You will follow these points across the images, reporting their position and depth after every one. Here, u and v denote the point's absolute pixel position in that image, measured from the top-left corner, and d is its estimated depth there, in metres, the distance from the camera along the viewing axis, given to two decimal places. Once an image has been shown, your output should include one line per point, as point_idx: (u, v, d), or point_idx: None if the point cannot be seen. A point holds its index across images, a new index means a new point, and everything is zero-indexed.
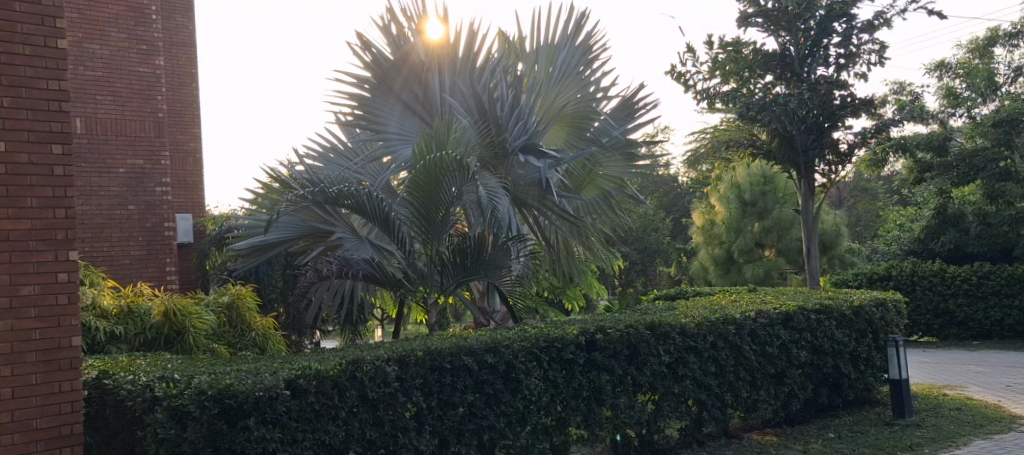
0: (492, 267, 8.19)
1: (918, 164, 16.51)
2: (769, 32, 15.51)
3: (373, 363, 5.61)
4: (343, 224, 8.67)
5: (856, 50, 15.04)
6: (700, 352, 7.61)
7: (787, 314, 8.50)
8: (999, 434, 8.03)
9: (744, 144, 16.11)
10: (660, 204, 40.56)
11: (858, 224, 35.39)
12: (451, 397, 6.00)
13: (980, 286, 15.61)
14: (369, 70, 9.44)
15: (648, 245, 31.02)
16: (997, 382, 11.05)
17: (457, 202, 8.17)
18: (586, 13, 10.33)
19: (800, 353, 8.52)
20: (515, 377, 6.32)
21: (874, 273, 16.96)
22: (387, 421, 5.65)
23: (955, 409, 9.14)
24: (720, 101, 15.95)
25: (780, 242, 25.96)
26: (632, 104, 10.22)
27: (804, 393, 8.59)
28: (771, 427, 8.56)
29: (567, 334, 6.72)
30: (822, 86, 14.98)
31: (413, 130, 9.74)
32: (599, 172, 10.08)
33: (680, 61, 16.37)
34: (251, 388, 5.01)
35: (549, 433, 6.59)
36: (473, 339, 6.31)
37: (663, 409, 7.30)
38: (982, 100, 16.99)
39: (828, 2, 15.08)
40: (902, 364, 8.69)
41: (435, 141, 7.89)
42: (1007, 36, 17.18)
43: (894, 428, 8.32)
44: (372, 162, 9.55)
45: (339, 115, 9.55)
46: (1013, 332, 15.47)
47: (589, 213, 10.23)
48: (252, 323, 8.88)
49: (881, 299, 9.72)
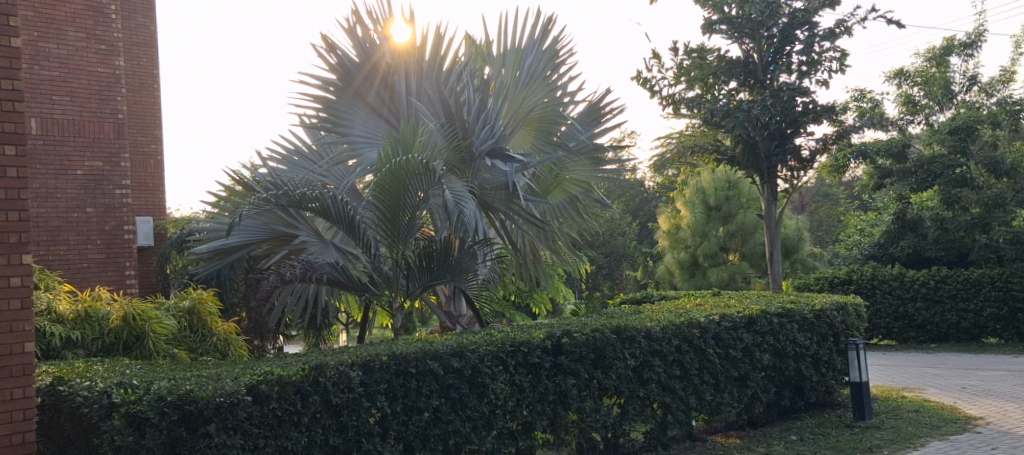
0: (458, 271, 8.23)
1: (877, 170, 16.89)
2: (733, 39, 15.68)
3: (337, 368, 5.55)
4: (307, 227, 8.59)
5: (818, 57, 15.26)
6: (665, 356, 7.66)
7: (750, 317, 8.59)
8: (955, 435, 8.20)
9: (709, 150, 16.31)
10: (626, 207, 40.78)
11: (819, 228, 35.95)
12: (416, 402, 5.96)
13: (937, 290, 15.92)
14: (333, 72, 9.33)
15: (615, 249, 31.14)
16: (953, 384, 11.28)
17: (423, 206, 8.16)
18: (553, 18, 10.35)
19: (763, 355, 8.62)
20: (481, 381, 6.30)
21: (835, 278, 17.21)
22: (350, 427, 5.59)
23: (913, 410, 9.30)
24: (685, 107, 16.08)
25: (744, 247, 26.26)
26: (599, 109, 10.25)
27: (767, 395, 8.68)
28: (734, 430, 8.63)
29: (534, 338, 6.71)
30: (785, 93, 15.17)
31: (379, 133, 9.67)
32: (566, 176, 10.11)
33: (646, 67, 16.47)
34: (211, 394, 4.93)
35: (514, 437, 6.59)
36: (439, 343, 6.27)
37: (628, 412, 7.35)
38: (939, 108, 17.38)
39: (791, 10, 15.28)
40: (863, 366, 8.82)
41: (401, 145, 7.86)
42: (963, 46, 17.57)
43: (854, 430, 8.44)
44: (337, 165, 9.45)
45: (303, 118, 9.43)
46: (969, 335, 15.81)
47: (556, 217, 10.24)
48: (213, 328, 8.73)
49: (842, 303, 9.89)
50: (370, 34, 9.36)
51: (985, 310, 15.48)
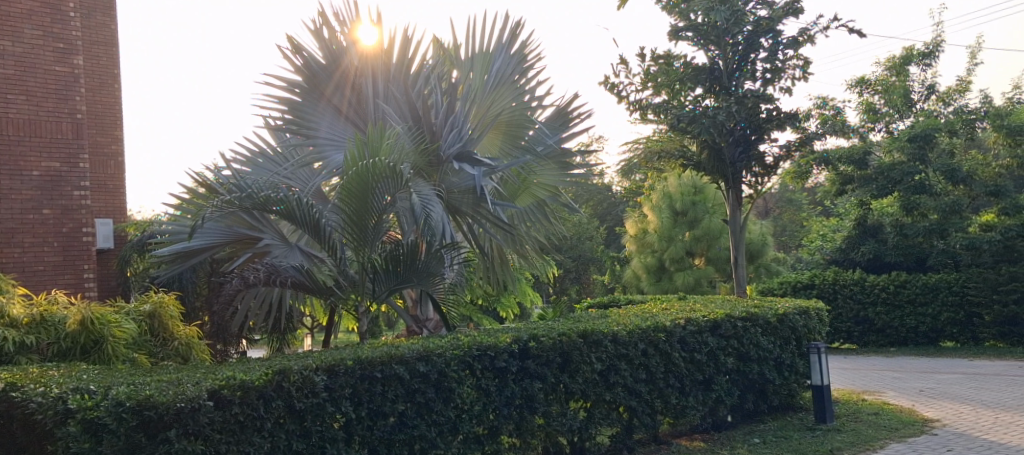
0: (424, 275, 8.19)
1: (840, 177, 17.22)
2: (699, 46, 15.85)
3: (300, 372, 5.50)
4: (270, 230, 8.46)
5: (782, 65, 15.48)
6: (631, 359, 7.71)
7: (714, 321, 8.69)
8: (912, 437, 8.36)
9: (676, 155, 16.46)
10: (594, 212, 41.03)
11: (783, 234, 36.39)
12: (382, 406, 5.92)
13: (897, 295, 16.21)
14: (299, 73, 9.27)
15: (583, 253, 31.27)
16: (911, 387, 11.49)
17: (389, 209, 8.14)
18: (521, 23, 10.37)
19: (727, 359, 8.70)
20: (448, 385, 6.29)
21: (798, 282, 17.48)
22: (314, 432, 5.54)
23: (873, 413, 9.46)
24: (652, 112, 16.19)
25: (710, 251, 26.48)
26: (566, 113, 10.29)
27: (731, 398, 8.77)
28: (699, 433, 8.68)
29: (501, 342, 6.70)
30: (749, 100, 15.36)
31: (345, 136, 9.61)
32: (534, 180, 10.09)
33: (613, 72, 16.57)
34: (172, 399, 4.87)
35: (480, 441, 6.58)
36: (405, 347, 6.24)
37: (594, 416, 7.37)
38: (899, 116, 17.76)
39: (755, 18, 15.46)
40: (824, 370, 8.96)
41: (368, 147, 7.82)
42: (922, 55, 17.92)
43: (816, 433, 8.56)
44: (302, 167, 9.37)
45: (268, 119, 9.34)
46: (927, 339, 16.10)
47: (524, 221, 10.23)
48: (174, 332, 8.58)
49: (804, 308, 10.03)
50: (337, 35, 9.29)
51: (942, 315, 15.76)
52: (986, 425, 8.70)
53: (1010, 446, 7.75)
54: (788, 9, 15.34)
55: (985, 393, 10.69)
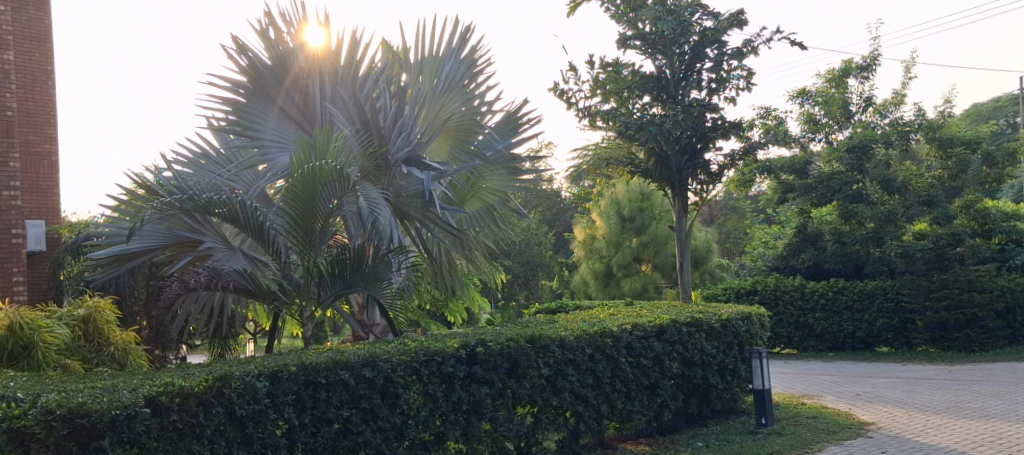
0: (371, 279, 8.16)
1: (781, 185, 17.66)
2: (647, 54, 16.05)
3: (242, 379, 5.43)
4: (212, 232, 8.28)
5: (726, 75, 15.78)
6: (578, 364, 7.76)
7: (660, 327, 8.80)
8: (849, 440, 8.57)
9: (623, 163, 16.62)
10: (543, 217, 41.20)
11: (728, 240, 37.02)
12: (326, 412, 5.85)
13: (835, 301, 16.65)
14: (244, 74, 9.09)
15: (531, 258, 31.33)
16: (849, 391, 11.79)
17: (336, 213, 8.08)
18: (471, 27, 10.37)
19: (672, 364, 8.82)
20: (393, 390, 6.25)
21: (740, 288, 17.87)
22: (256, 439, 5.45)
23: (812, 417, 9.68)
24: (600, 119, 16.33)
25: (656, 257, 26.79)
26: (516, 119, 10.30)
27: (676, 402, 8.89)
28: (644, 437, 8.78)
29: (448, 347, 6.70)
30: (695, 109, 15.64)
31: (290, 138, 9.45)
32: (482, 185, 10.07)
33: (562, 79, 16.67)
34: (106, 406, 4.78)
35: (427, 447, 6.54)
36: (350, 353, 6.19)
37: (541, 421, 7.38)
38: (838, 127, 18.22)
39: (701, 29, 15.75)
40: (765, 374, 9.13)
41: (314, 150, 7.75)
42: (860, 68, 18.45)
43: (757, 436, 8.73)
44: (246, 169, 9.19)
45: (211, 120, 9.14)
46: (863, 344, 16.56)
47: (473, 226, 10.24)
48: (110, 336, 8.35)
49: (746, 313, 10.22)
50: (283, 36, 9.15)
51: (878, 320, 16.19)
52: (918, 428, 8.98)
53: (939, 448, 8.02)
54: (733, 20, 15.65)
55: (917, 397, 11.03)
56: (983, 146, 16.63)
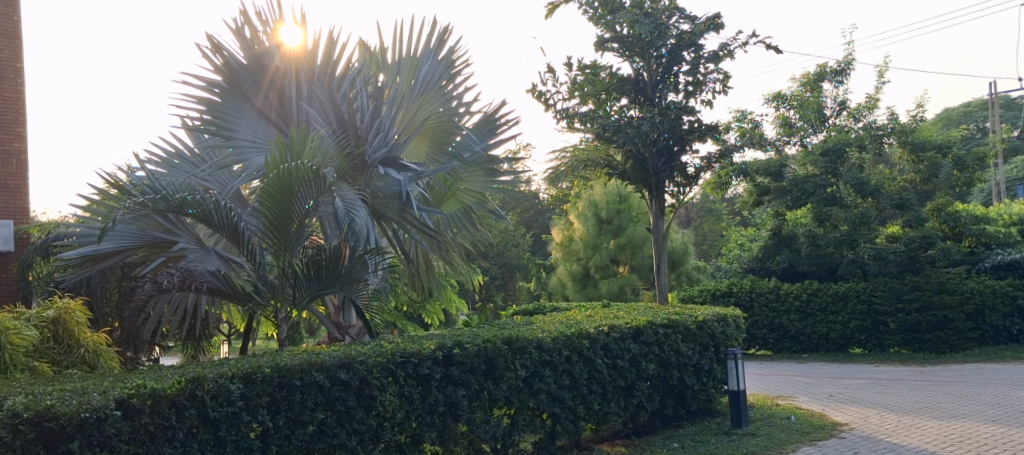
0: (348, 280, 8.10)
1: (757, 188, 17.80)
2: (624, 57, 16.13)
3: (215, 381, 5.37)
4: (186, 233, 8.20)
5: (703, 78, 15.88)
6: (555, 366, 7.76)
7: (637, 328, 8.83)
8: (822, 440, 8.65)
9: (601, 165, 16.66)
10: (520, 219, 41.17)
11: (704, 243, 37.22)
12: (300, 414, 5.80)
13: (810, 303, 16.81)
14: (219, 73, 9.00)
15: (509, 260, 31.28)
16: (822, 392, 11.90)
17: (312, 214, 8.04)
18: (449, 28, 10.35)
19: (649, 366, 8.85)
20: (369, 392, 6.21)
21: (716, 290, 18.00)
22: (229, 441, 5.39)
23: (785, 417, 9.76)
24: (578, 121, 16.37)
25: (634, 259, 26.88)
26: (494, 119, 10.28)
27: (652, 403, 8.92)
28: (620, 438, 8.81)
29: (424, 349, 6.67)
30: (672, 112, 15.75)
31: (266, 138, 9.36)
32: (460, 186, 10.08)
33: (540, 80, 16.69)
34: (75, 409, 4.71)
35: (402, 449, 6.51)
36: (326, 355, 6.14)
37: (517, 423, 7.37)
38: (813, 131, 18.40)
39: (678, 32, 15.84)
40: (740, 376, 9.18)
41: (290, 150, 7.70)
42: (834, 72, 18.64)
43: (732, 437, 8.78)
44: (220, 169, 9.10)
45: (185, 119, 9.03)
46: (837, 346, 16.72)
47: (450, 227, 10.22)
48: (81, 338, 8.23)
49: (722, 314, 10.29)
50: (259, 35, 9.08)
51: (851, 322, 16.36)
52: (889, 428, 9.09)
53: (911, 448, 8.12)
54: (709, 24, 15.75)
55: (890, 398, 11.15)
56: (954, 150, 16.88)
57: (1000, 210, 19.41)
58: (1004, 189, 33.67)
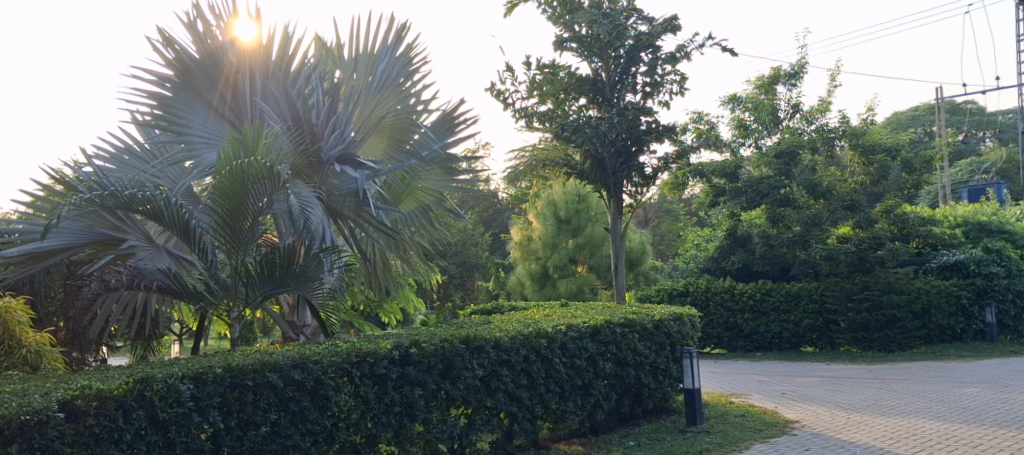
0: (302, 279, 7.99)
1: (713, 189, 18.02)
2: (583, 57, 16.20)
3: (165, 381, 5.25)
4: (135, 230, 7.99)
5: (660, 79, 16.01)
6: (512, 365, 7.74)
7: (595, 327, 8.86)
8: (775, 438, 8.78)
9: (559, 164, 16.70)
10: (480, 218, 41.15)
11: (661, 243, 37.60)
12: (252, 416, 5.71)
13: (763, 302, 17.08)
14: (171, 67, 8.73)
15: (467, 259, 31.20)
16: (775, 390, 12.09)
17: (266, 211, 7.91)
18: (406, 25, 10.28)
19: (606, 365, 8.89)
20: (323, 393, 6.13)
21: (673, 290, 18.19)
22: (178, 443, 5.28)
23: (739, 415, 9.89)
24: (537, 120, 16.39)
25: (592, 259, 27.02)
26: (452, 118, 10.22)
27: (608, 402, 8.97)
28: (577, 437, 8.82)
29: (380, 349, 6.60)
30: (630, 112, 15.87)
31: (219, 134, 9.11)
32: (418, 185, 10.00)
33: (499, 79, 16.68)
34: (15, 412, 4.58)
35: (357, 450, 6.44)
36: (279, 354, 6.05)
37: (475, 422, 7.34)
38: (767, 133, 18.66)
39: (636, 33, 15.95)
40: (696, 374, 9.25)
41: (244, 147, 7.56)
42: (788, 76, 18.93)
43: (687, 435, 8.86)
44: (172, 166, 8.85)
45: (135, 114, 8.73)
46: (789, 344, 17.00)
47: (407, 225, 10.14)
48: (23, 338, 7.98)
49: (678, 314, 10.37)
50: (212, 29, 8.89)
51: (803, 321, 16.64)
52: (839, 425, 9.26)
53: (860, 444, 8.28)
54: (666, 26, 15.89)
55: (840, 396, 11.36)
56: (902, 153, 17.27)
57: (946, 212, 19.92)
58: (949, 192, 34.58)
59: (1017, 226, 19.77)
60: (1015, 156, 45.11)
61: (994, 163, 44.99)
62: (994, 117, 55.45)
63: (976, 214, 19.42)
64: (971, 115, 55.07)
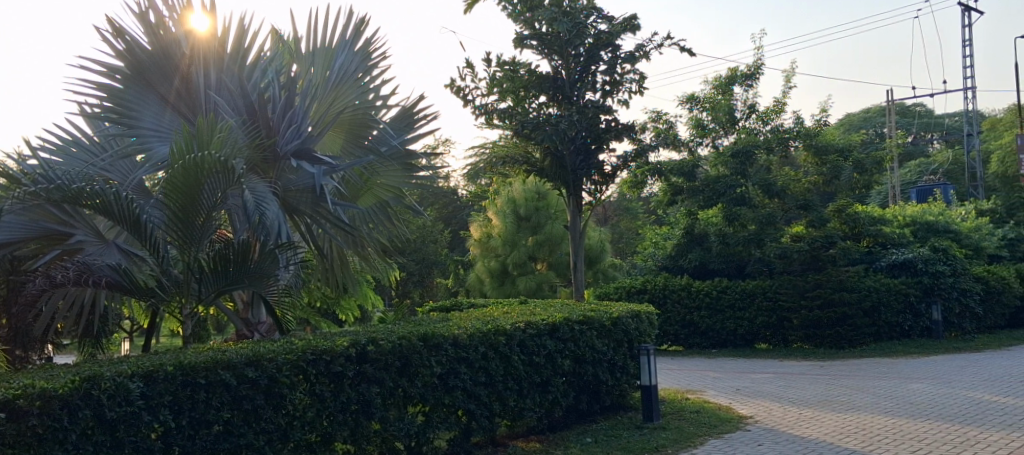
0: (257, 277, 7.85)
1: (671, 187, 18.17)
2: (543, 55, 16.21)
3: (113, 379, 5.13)
4: (83, 225, 7.79)
5: (619, 78, 16.10)
6: (470, 363, 7.71)
7: (553, 325, 8.87)
8: (729, 433, 8.89)
9: (519, 161, 16.70)
10: (439, 215, 41.05)
11: (620, 241, 37.91)
12: (204, 414, 5.60)
13: (719, 299, 17.30)
14: (121, 58, 8.54)
15: (426, 256, 31.12)
16: (729, 386, 12.27)
17: (220, 207, 7.77)
18: (365, 20, 10.18)
19: (564, 362, 8.92)
20: (278, 391, 6.05)
21: (631, 287, 18.30)
22: (127, 443, 5.16)
23: (695, 411, 9.99)
24: (497, 117, 16.38)
25: (551, 256, 27.09)
26: (412, 114, 10.12)
27: (566, 400, 9.00)
28: (534, 434, 8.82)
29: (337, 346, 6.52)
30: (590, 110, 15.92)
31: (172, 128, 8.90)
32: (376, 181, 9.89)
33: (459, 76, 16.62)
34: None
35: (312, 449, 6.36)
36: (232, 352, 5.95)
37: (432, 420, 7.30)
38: (724, 133, 18.88)
39: (596, 32, 16.02)
40: (652, 371, 9.33)
41: (197, 140, 7.42)
42: (744, 76, 19.18)
43: (643, 431, 8.93)
44: (122, 159, 8.63)
45: (83, 106, 8.50)
46: (744, 341, 17.24)
47: (366, 222, 10.03)
48: None
49: (636, 311, 10.44)
50: (165, 20, 8.71)
51: (757, 318, 16.89)
52: (791, 421, 9.41)
53: (811, 439, 8.41)
54: (626, 25, 15.98)
55: (793, 391, 11.56)
56: (854, 154, 17.62)
57: (895, 212, 20.38)
58: (898, 192, 35.44)
59: (962, 225, 20.31)
60: (961, 158, 46.41)
61: (940, 164, 46.27)
62: (942, 119, 56.92)
63: (924, 214, 19.90)
64: (919, 117, 56.55)
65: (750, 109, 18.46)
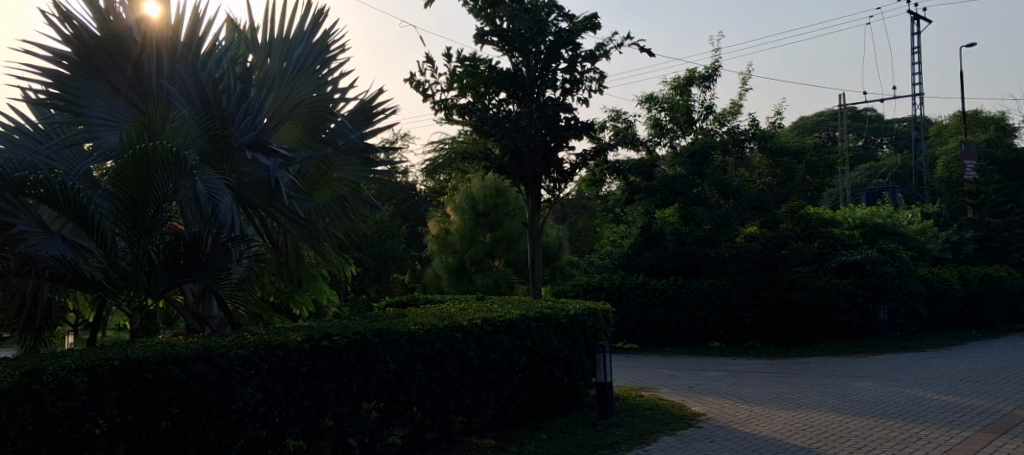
0: (209, 270, 7.73)
1: (629, 186, 18.32)
2: (503, 51, 16.17)
3: (55, 374, 4.98)
4: (26, 215, 7.36)
5: (580, 77, 16.16)
6: (427, 358, 7.66)
7: (510, 322, 8.88)
8: (681, 430, 8.99)
9: (479, 157, 16.60)
10: (397, 211, 40.80)
11: (578, 239, 38.11)
12: (151, 409, 5.50)
13: (674, 297, 17.47)
14: (68, 44, 8.29)
15: (383, 251, 30.85)
16: (683, 383, 12.41)
17: (171, 199, 7.57)
18: (324, 11, 10.03)
19: (520, 359, 8.92)
20: (230, 387, 5.92)
21: (589, 285, 18.37)
22: (71, 439, 5.03)
23: (649, 408, 10.08)
24: (456, 113, 16.31)
25: (509, 253, 27.07)
26: (370, 108, 10.02)
27: (521, 396, 9.00)
28: (490, 431, 8.79)
29: (290, 342, 6.44)
30: (549, 107, 15.93)
31: (122, 116, 8.65)
32: (333, 174, 9.76)
33: (420, 70, 16.52)
34: None
35: (264, 446, 6.23)
36: (183, 347, 5.84)
37: (387, 417, 7.25)
38: (681, 133, 19.06)
39: (557, 30, 16.03)
40: (607, 368, 9.37)
41: (147, 129, 7.30)
42: (702, 78, 19.37)
43: (598, 428, 8.98)
44: (69, 147, 8.36)
45: (26, 91, 8.22)
46: (698, 339, 17.43)
47: (322, 217, 9.82)
48: None
49: (592, 309, 10.50)
50: (115, 6, 8.43)
51: (711, 317, 17.10)
52: (742, 418, 9.51)
53: (760, 436, 8.53)
54: (587, 23, 16.04)
55: (744, 389, 11.73)
56: (807, 155, 17.93)
57: (846, 213, 20.79)
58: (848, 196, 36.23)
59: (909, 228, 20.82)
60: (909, 162, 47.62)
61: (890, 167, 47.36)
62: (891, 125, 58.36)
63: (873, 217, 20.33)
64: (868, 122, 57.83)
65: (708, 109, 18.64)
